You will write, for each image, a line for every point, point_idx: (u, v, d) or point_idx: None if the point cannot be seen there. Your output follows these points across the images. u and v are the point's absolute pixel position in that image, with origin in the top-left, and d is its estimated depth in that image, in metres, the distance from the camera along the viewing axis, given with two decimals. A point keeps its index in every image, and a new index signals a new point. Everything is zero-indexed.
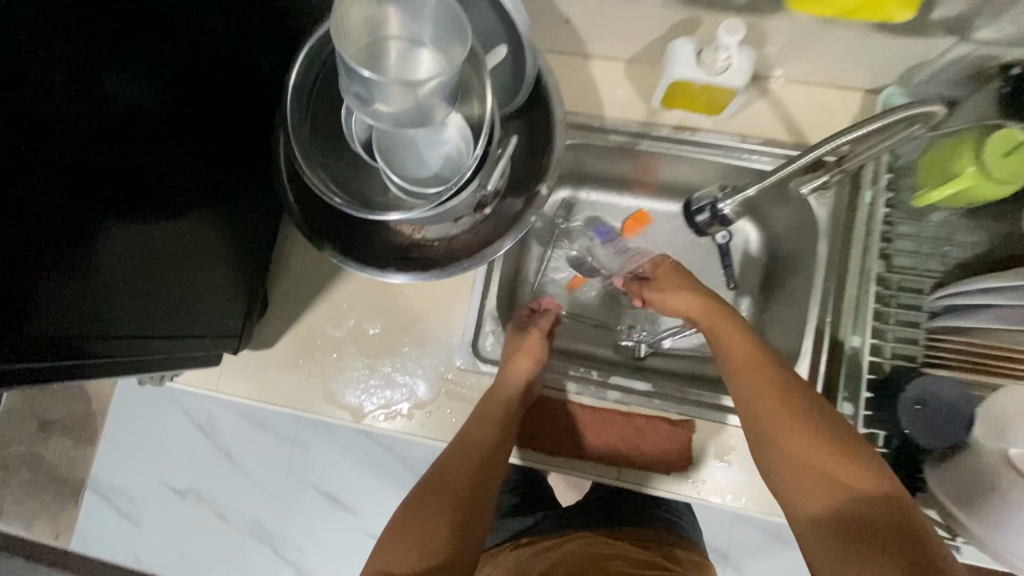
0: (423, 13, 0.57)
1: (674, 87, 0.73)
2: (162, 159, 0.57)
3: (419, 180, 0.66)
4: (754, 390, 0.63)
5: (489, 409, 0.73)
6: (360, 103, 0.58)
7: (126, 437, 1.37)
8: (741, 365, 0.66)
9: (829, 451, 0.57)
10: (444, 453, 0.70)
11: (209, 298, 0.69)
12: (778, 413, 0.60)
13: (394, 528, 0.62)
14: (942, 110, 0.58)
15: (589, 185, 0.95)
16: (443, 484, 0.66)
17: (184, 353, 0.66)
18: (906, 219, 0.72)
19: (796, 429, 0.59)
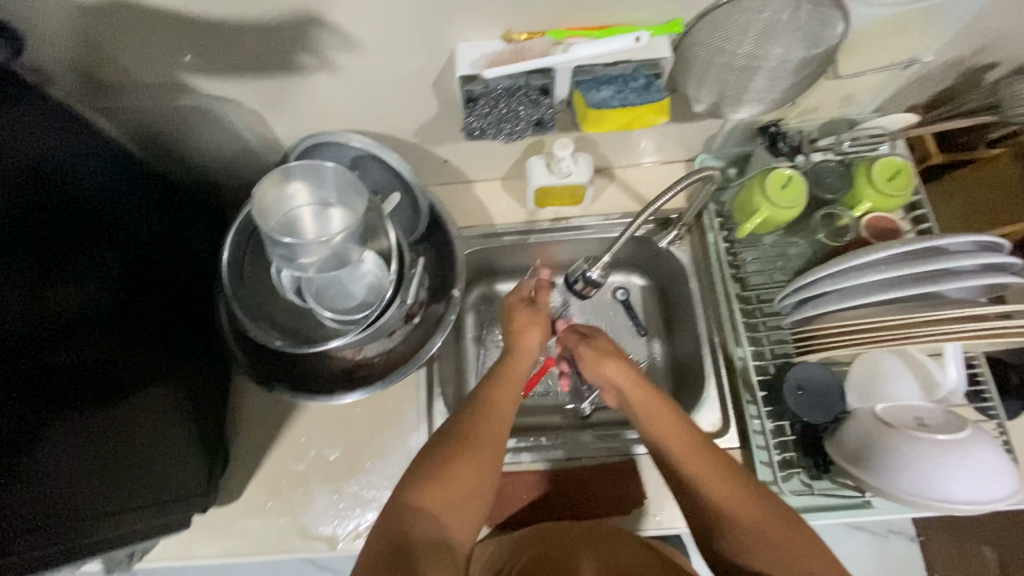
0: (325, 183, 0.72)
1: (540, 192, 0.92)
2: (114, 350, 0.65)
3: (348, 309, 0.77)
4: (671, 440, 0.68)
5: (509, 374, 0.76)
6: (286, 261, 0.70)
7: None
8: (654, 417, 0.70)
9: (748, 488, 0.64)
10: (471, 407, 0.70)
11: (171, 463, 0.73)
12: (694, 454, 0.66)
13: (416, 470, 0.64)
14: (717, 171, 0.79)
15: (502, 278, 1.10)
16: (477, 439, 0.66)
17: (139, 526, 0.67)
18: (747, 247, 0.89)
19: (715, 471, 0.65)
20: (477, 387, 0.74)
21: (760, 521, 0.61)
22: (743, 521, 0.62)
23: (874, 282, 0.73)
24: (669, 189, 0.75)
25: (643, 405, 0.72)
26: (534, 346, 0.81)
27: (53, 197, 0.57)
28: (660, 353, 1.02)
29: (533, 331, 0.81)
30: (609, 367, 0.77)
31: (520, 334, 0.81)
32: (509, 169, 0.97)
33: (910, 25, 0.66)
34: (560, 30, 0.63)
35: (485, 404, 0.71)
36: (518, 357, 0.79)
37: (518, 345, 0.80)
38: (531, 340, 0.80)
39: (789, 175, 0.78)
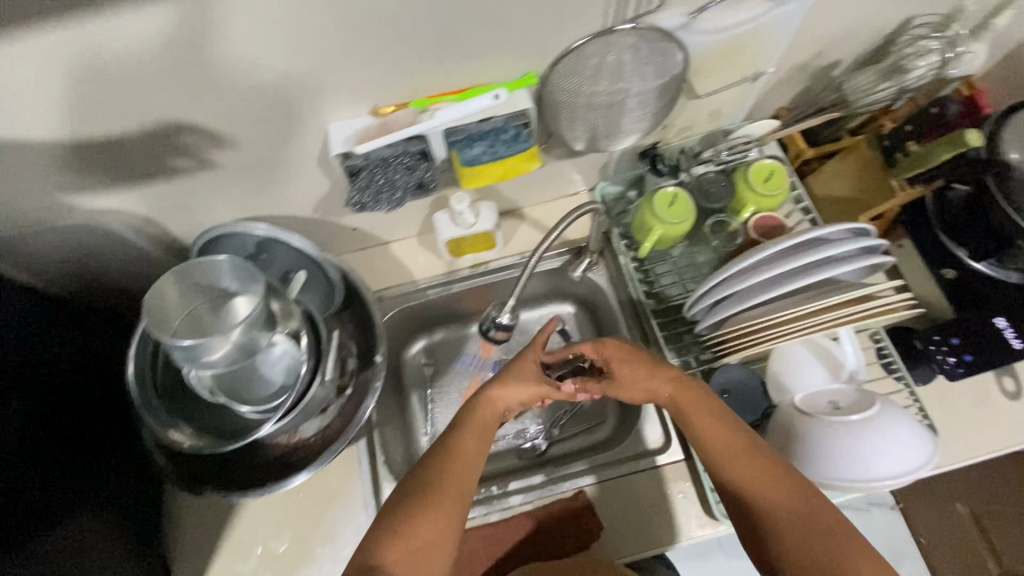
0: (221, 275, 0.72)
1: (452, 243, 0.94)
2: (7, 490, 0.61)
3: (267, 397, 0.76)
4: (734, 460, 0.63)
5: (476, 422, 0.71)
6: (188, 361, 0.68)
7: None
8: (703, 432, 0.66)
9: (824, 520, 0.56)
10: (435, 453, 0.67)
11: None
12: (759, 470, 0.61)
13: (382, 522, 0.62)
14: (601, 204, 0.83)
15: (437, 329, 1.10)
16: (442, 485, 0.64)
17: None
18: (657, 261, 0.92)
19: (781, 497, 0.59)
20: (443, 435, 0.70)
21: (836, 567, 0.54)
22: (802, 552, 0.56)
23: (764, 281, 0.77)
24: (556, 227, 0.80)
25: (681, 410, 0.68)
26: (511, 400, 0.75)
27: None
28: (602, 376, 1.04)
29: (513, 385, 0.75)
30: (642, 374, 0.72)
31: (500, 386, 0.75)
32: (422, 226, 0.99)
33: (744, 46, 0.72)
34: (424, 100, 0.67)
35: (448, 451, 0.67)
36: (484, 407, 0.73)
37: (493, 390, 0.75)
38: (509, 392, 0.75)
39: (673, 193, 0.83)
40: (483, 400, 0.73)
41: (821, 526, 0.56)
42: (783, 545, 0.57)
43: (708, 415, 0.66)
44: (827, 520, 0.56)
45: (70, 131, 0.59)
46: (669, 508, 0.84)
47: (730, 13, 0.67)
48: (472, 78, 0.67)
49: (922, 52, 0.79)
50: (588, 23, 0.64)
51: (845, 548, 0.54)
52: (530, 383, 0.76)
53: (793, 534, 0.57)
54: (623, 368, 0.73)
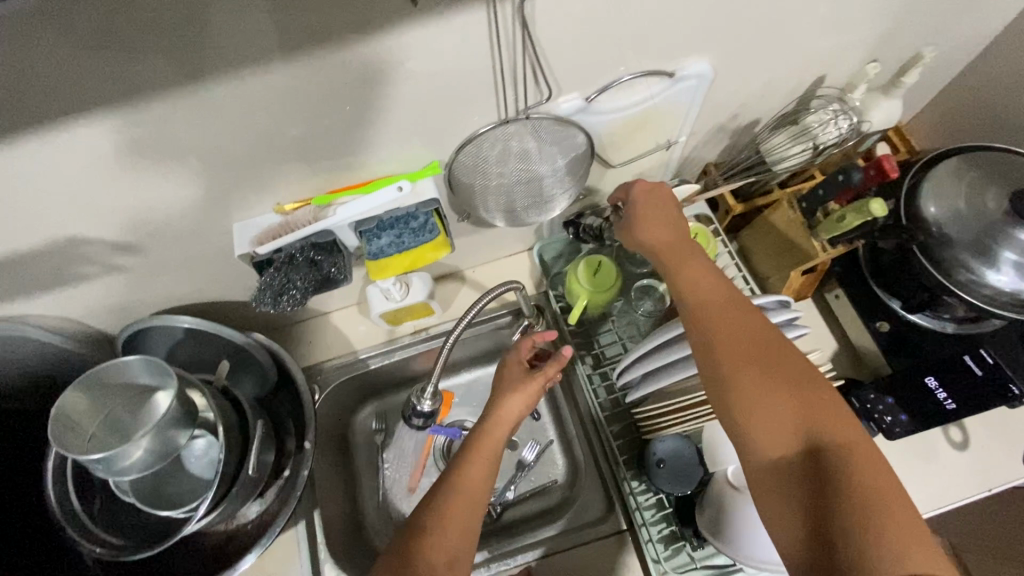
0: (137, 373, 0.72)
1: (388, 314, 0.93)
2: None
3: (191, 495, 0.76)
4: (738, 333, 0.58)
5: (482, 447, 0.67)
6: (100, 470, 0.67)
7: None
8: (699, 278, 0.64)
9: (818, 420, 0.51)
10: (447, 475, 0.65)
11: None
12: (771, 351, 0.56)
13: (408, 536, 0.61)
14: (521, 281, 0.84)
15: (387, 393, 1.09)
16: (451, 510, 0.62)
17: None
18: (594, 322, 0.93)
19: (761, 346, 0.56)
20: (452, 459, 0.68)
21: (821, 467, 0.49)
22: (764, 401, 0.53)
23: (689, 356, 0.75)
24: (478, 303, 0.79)
25: (680, 257, 0.66)
26: (515, 411, 0.71)
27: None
28: (552, 433, 1.03)
29: (515, 396, 0.72)
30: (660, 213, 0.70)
31: (503, 402, 0.71)
32: (361, 295, 0.99)
33: (650, 118, 0.73)
34: (326, 196, 0.67)
35: (456, 472, 0.65)
36: (497, 425, 0.69)
37: (498, 412, 0.70)
38: (510, 409, 0.70)
39: (599, 262, 0.83)
40: (487, 421, 0.70)
41: (801, 381, 0.54)
42: (745, 387, 0.54)
43: (705, 270, 0.64)
44: (808, 380, 0.54)
45: None
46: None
47: (629, 93, 0.67)
48: (376, 169, 0.67)
49: (824, 121, 0.79)
50: (486, 112, 0.64)
51: (823, 412, 0.52)
52: (521, 389, 0.72)
53: (778, 412, 0.52)
54: (642, 207, 0.71)
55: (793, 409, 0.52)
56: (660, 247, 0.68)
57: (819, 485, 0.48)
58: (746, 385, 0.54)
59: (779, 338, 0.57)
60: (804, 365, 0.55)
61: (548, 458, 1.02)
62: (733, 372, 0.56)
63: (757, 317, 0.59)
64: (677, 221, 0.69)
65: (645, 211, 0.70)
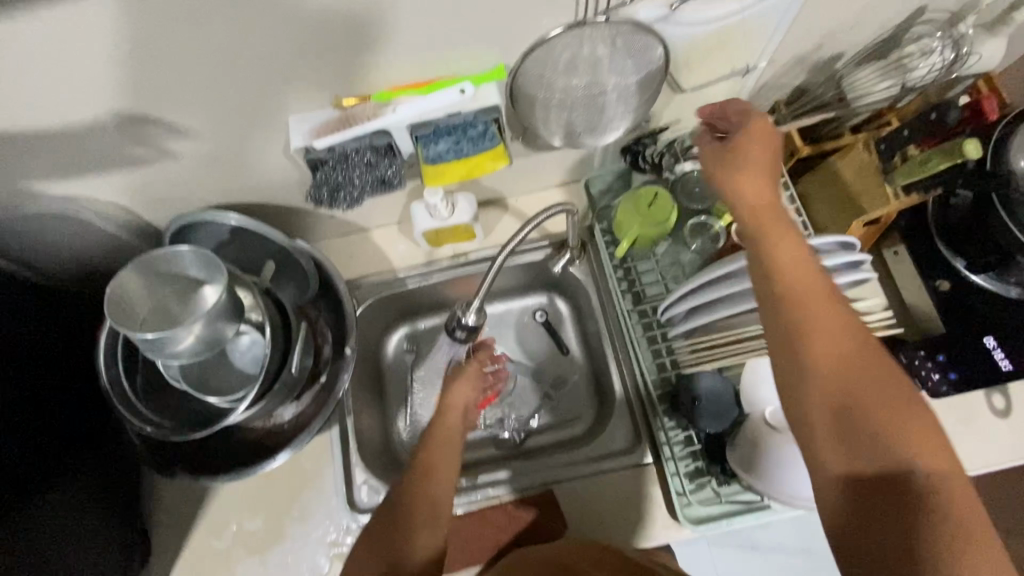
0: (188, 264, 0.72)
1: (430, 234, 0.92)
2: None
3: (236, 386, 0.78)
4: (824, 335, 0.53)
5: (435, 446, 0.73)
6: (152, 351, 0.69)
7: None
8: (792, 262, 0.56)
9: (906, 444, 0.48)
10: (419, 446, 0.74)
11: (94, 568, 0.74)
12: (862, 364, 0.52)
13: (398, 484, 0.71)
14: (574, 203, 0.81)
15: (420, 317, 1.09)
16: (425, 482, 0.70)
17: None
18: (639, 259, 0.91)
19: (856, 361, 0.52)
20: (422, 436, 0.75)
21: (897, 491, 0.48)
22: (841, 424, 0.51)
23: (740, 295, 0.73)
24: (529, 223, 0.77)
25: (768, 234, 0.58)
26: (463, 396, 0.79)
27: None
28: (581, 368, 1.04)
29: (457, 389, 0.79)
30: (747, 179, 0.60)
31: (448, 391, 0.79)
32: (402, 214, 0.97)
33: (732, 36, 0.67)
34: (386, 93, 0.64)
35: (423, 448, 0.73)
36: (449, 415, 0.77)
37: (446, 402, 0.78)
38: (454, 396, 0.78)
39: (654, 194, 0.81)
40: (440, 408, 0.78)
41: (889, 400, 0.50)
42: (819, 398, 0.52)
43: (801, 256, 0.57)
44: (897, 397, 0.50)
45: (21, 121, 0.58)
46: (632, 509, 0.84)
47: (717, 3, 0.62)
48: (438, 69, 0.64)
49: (925, 49, 0.76)
50: (562, 13, 0.60)
51: (911, 436, 0.49)
52: (465, 378, 0.80)
53: (860, 433, 0.50)
54: (733, 163, 0.61)
55: (873, 433, 0.49)
56: (753, 210, 0.60)
57: (889, 513, 0.47)
58: (822, 403, 0.52)
59: (871, 352, 0.52)
60: (894, 383, 0.51)
61: (575, 391, 1.03)
62: (817, 392, 0.52)
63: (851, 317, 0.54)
64: (769, 193, 0.60)
65: (733, 173, 0.61)
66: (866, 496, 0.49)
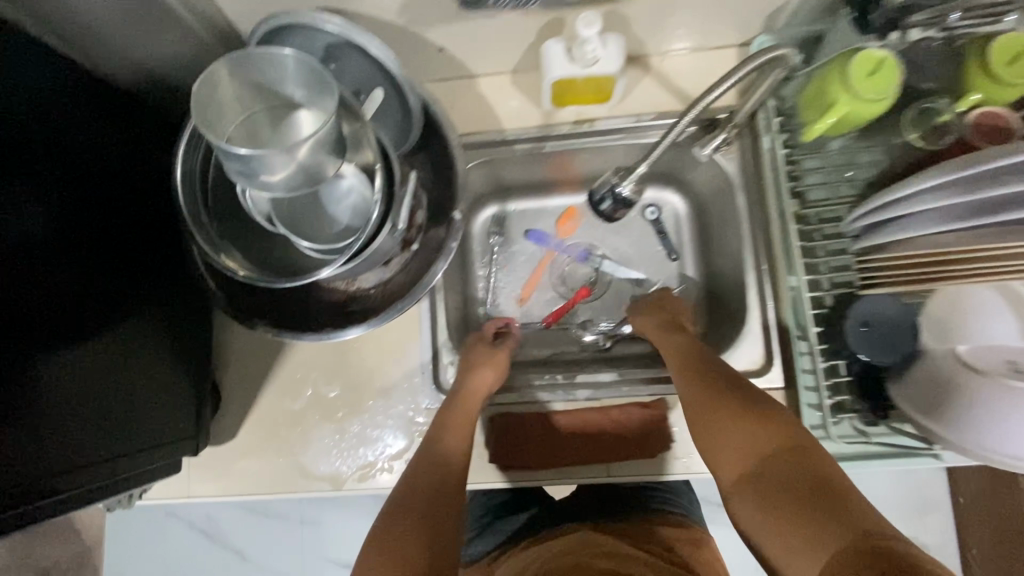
0: (288, 76, 0.58)
1: (559, 87, 0.74)
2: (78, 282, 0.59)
3: (331, 237, 0.67)
4: (698, 403, 0.63)
5: (445, 433, 0.69)
6: (245, 178, 0.57)
7: (138, 554, 1.40)
8: (673, 358, 0.72)
9: (776, 453, 0.54)
10: (432, 434, 0.69)
11: (158, 408, 0.69)
12: (734, 407, 0.60)
13: (405, 481, 0.63)
14: (788, 51, 0.62)
15: (513, 196, 0.94)
16: (430, 475, 0.63)
17: (149, 466, 0.68)
18: (809, 153, 0.73)
19: (729, 402, 0.61)
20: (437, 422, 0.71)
21: (796, 509, 0.50)
22: (726, 432, 0.59)
23: (973, 206, 0.57)
24: (724, 79, 0.61)
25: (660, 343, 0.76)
26: (485, 384, 0.76)
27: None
28: (694, 277, 0.90)
29: (478, 373, 0.76)
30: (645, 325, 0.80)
31: (470, 374, 0.76)
32: (521, 60, 0.79)
33: None
34: None
35: (433, 435, 0.69)
36: (467, 401, 0.73)
37: (467, 382, 0.75)
38: (479, 379, 0.75)
39: (880, 58, 0.61)
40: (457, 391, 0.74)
41: (767, 427, 0.57)
42: (709, 436, 0.60)
43: (677, 348, 0.73)
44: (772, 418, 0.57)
45: None
46: None
47: None
48: None
49: None
50: None
51: (776, 447, 0.55)
52: (491, 360, 0.78)
53: (747, 455, 0.56)
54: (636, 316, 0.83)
55: (749, 446, 0.57)
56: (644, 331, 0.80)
57: (803, 512, 0.49)
58: (717, 431, 0.60)
59: (756, 398, 0.61)
60: (754, 395, 0.61)
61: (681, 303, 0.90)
62: (700, 434, 0.62)
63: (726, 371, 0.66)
64: (649, 321, 0.79)
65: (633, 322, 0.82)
66: (757, 491, 0.54)
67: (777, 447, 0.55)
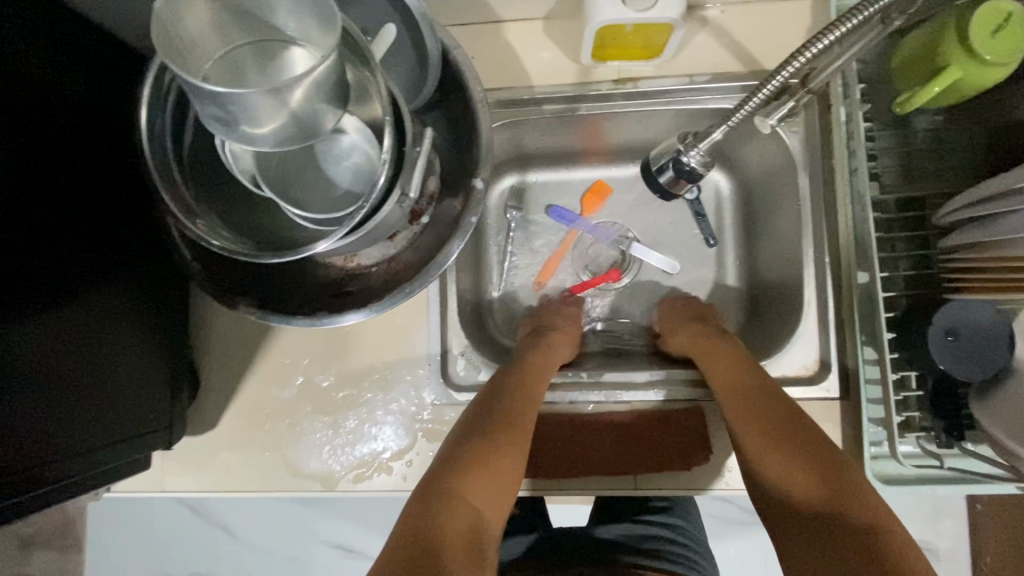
0: (279, 1, 0.46)
1: (602, 36, 0.63)
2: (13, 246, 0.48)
3: (329, 204, 0.56)
4: (750, 415, 0.55)
5: (522, 397, 0.60)
6: (223, 127, 0.46)
7: (121, 527, 1.33)
8: (726, 376, 0.60)
9: (832, 492, 0.48)
10: (500, 396, 0.60)
11: (126, 397, 0.59)
12: (793, 432, 0.53)
13: (463, 443, 0.55)
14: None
15: (536, 166, 0.82)
16: (499, 442, 0.55)
17: (110, 463, 0.58)
18: (889, 131, 0.63)
19: (788, 426, 0.54)
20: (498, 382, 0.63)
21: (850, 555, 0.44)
22: (776, 454, 0.52)
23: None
24: (820, 34, 0.49)
25: (701, 351, 0.65)
26: (558, 358, 0.69)
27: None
28: (736, 266, 0.80)
29: (560, 349, 0.69)
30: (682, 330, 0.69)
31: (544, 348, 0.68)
32: (558, 2, 0.66)
33: None
34: None
35: (506, 395, 0.60)
36: (541, 370, 0.65)
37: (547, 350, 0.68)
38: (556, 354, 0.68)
39: (1008, 12, 0.50)
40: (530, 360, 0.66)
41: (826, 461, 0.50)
42: (756, 449, 0.53)
43: (727, 353, 0.62)
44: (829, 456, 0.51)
45: None
46: None
47: None
48: None
49: None
50: None
51: (836, 483, 0.49)
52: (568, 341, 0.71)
53: (795, 482, 0.50)
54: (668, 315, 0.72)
55: (804, 471, 0.50)
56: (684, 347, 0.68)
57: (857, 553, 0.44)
58: (761, 450, 0.53)
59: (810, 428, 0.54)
60: (807, 426, 0.54)
61: (720, 295, 0.80)
62: (749, 452, 0.54)
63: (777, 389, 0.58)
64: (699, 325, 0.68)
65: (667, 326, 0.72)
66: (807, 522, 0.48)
67: (836, 487, 0.48)
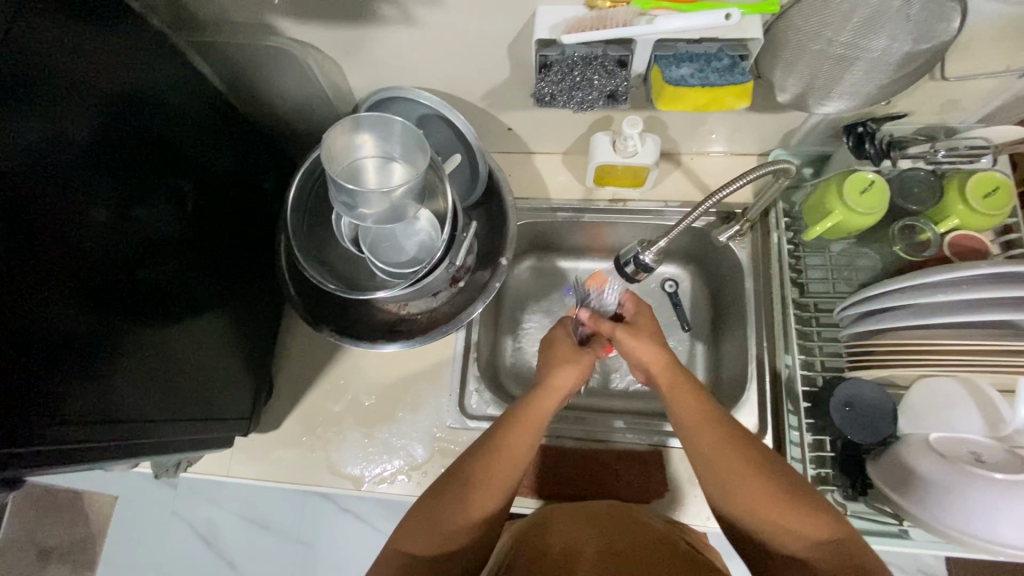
0: (392, 136, 0.74)
1: (601, 170, 0.89)
2: (171, 264, 0.67)
3: (399, 263, 0.80)
4: (713, 454, 0.66)
5: (527, 422, 0.71)
6: (347, 209, 0.72)
7: (133, 548, 1.42)
8: (686, 408, 0.70)
9: (809, 530, 0.58)
10: (484, 441, 0.70)
11: (195, 396, 0.72)
12: (749, 485, 0.62)
13: (447, 486, 0.66)
14: (796, 166, 0.73)
15: (550, 254, 1.07)
16: (484, 479, 0.66)
17: (178, 450, 0.71)
18: (813, 252, 0.85)
19: (752, 474, 0.63)
20: (492, 429, 0.71)
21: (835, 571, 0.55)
22: (753, 505, 0.61)
23: (965, 303, 0.64)
24: (739, 178, 0.69)
25: (671, 393, 0.72)
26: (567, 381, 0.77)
27: (45, 89, 0.50)
28: (702, 348, 1.00)
29: (564, 372, 0.77)
30: (642, 347, 0.78)
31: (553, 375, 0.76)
32: (573, 144, 0.95)
33: None
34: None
35: (498, 446, 0.68)
36: (546, 397, 0.74)
37: (556, 381, 0.76)
38: (564, 379, 0.76)
39: (870, 180, 0.74)
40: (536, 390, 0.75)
41: (790, 492, 0.60)
42: (742, 500, 0.62)
43: (693, 393, 0.71)
44: (794, 486, 0.61)
45: None
46: None
47: None
48: None
49: None
50: None
51: (801, 521, 0.59)
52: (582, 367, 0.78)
53: (775, 528, 0.60)
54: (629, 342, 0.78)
55: (775, 517, 0.60)
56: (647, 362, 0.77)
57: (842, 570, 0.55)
58: (743, 499, 0.62)
59: (773, 466, 0.63)
60: (777, 464, 0.64)
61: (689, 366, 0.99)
62: (737, 507, 0.63)
63: (726, 427, 0.67)
64: (659, 351, 0.76)
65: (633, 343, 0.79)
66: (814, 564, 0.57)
67: (809, 512, 0.59)
